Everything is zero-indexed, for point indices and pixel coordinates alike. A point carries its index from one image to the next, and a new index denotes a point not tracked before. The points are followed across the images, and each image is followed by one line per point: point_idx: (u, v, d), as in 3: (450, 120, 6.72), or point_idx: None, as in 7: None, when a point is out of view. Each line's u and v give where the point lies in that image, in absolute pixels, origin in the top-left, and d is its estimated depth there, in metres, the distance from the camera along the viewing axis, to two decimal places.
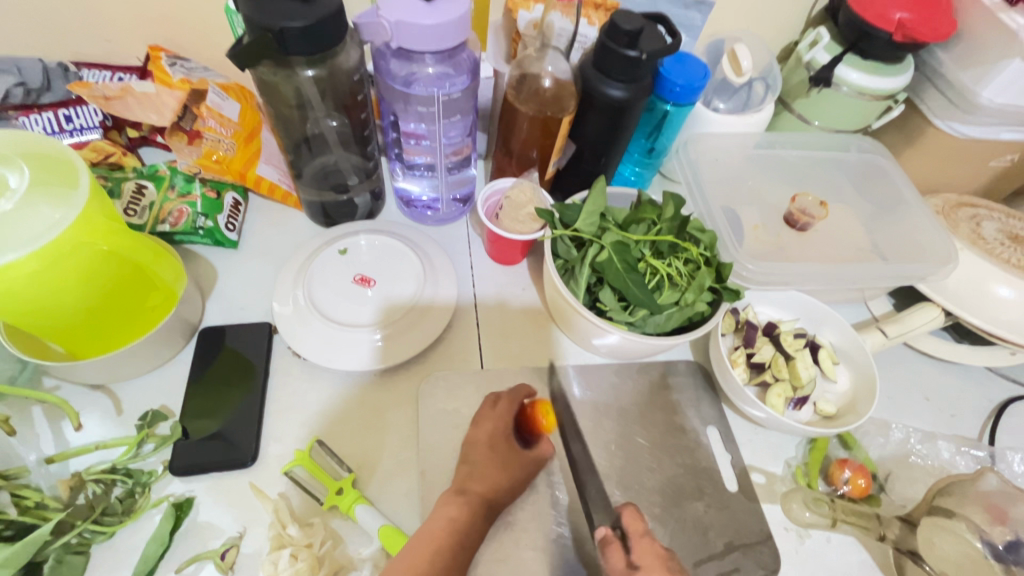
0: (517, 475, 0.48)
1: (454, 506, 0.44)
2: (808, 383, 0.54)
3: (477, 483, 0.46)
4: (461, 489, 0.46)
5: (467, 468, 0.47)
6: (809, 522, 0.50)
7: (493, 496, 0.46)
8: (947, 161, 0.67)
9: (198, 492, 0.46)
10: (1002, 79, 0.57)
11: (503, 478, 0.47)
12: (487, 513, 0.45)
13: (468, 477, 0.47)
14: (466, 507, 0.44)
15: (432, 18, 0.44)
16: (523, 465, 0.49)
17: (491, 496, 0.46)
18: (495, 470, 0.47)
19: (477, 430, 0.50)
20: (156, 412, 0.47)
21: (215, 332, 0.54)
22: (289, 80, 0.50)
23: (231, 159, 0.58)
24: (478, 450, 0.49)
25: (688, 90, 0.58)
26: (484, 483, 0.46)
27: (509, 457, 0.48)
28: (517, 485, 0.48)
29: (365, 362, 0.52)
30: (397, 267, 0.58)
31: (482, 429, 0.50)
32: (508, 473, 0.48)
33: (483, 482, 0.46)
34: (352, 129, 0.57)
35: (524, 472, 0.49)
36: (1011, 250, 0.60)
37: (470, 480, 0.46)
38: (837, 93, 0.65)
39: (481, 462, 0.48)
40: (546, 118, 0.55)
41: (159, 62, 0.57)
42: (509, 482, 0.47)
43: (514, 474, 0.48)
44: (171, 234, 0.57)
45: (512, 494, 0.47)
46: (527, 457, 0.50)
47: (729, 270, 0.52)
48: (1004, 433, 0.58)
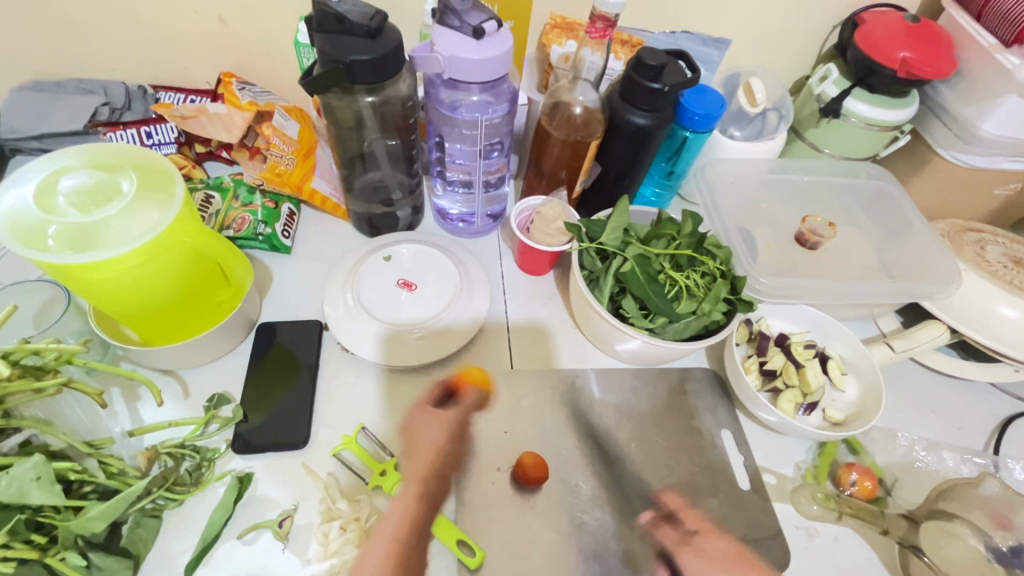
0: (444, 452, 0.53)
1: (409, 488, 0.50)
2: (817, 390, 0.57)
3: (413, 464, 0.52)
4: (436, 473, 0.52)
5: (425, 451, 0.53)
6: (817, 515, 0.53)
7: (429, 474, 0.51)
8: (952, 188, 0.72)
9: (257, 468, 0.50)
10: (1001, 113, 0.62)
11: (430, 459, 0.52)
12: (439, 493, 0.51)
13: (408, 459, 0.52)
14: (410, 489, 0.50)
15: (481, 54, 0.50)
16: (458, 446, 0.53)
17: (431, 475, 0.51)
18: (422, 449, 0.53)
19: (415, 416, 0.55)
20: (221, 395, 0.52)
21: (271, 328, 0.59)
22: (350, 104, 0.56)
23: (290, 174, 0.65)
24: (414, 435, 0.54)
25: (706, 119, 0.63)
26: (413, 463, 0.52)
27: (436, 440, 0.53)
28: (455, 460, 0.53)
29: (406, 358, 0.57)
30: (436, 274, 0.64)
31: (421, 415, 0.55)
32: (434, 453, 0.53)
33: (411, 461, 0.52)
34: (402, 149, 0.63)
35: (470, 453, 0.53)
36: (1013, 272, 0.64)
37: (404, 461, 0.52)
38: (846, 124, 0.70)
39: (411, 443, 0.53)
40: (574, 143, 0.61)
41: (231, 87, 0.65)
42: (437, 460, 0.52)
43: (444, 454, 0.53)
44: (234, 239, 0.63)
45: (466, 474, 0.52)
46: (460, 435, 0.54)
47: (743, 282, 0.56)
48: (1010, 446, 0.60)
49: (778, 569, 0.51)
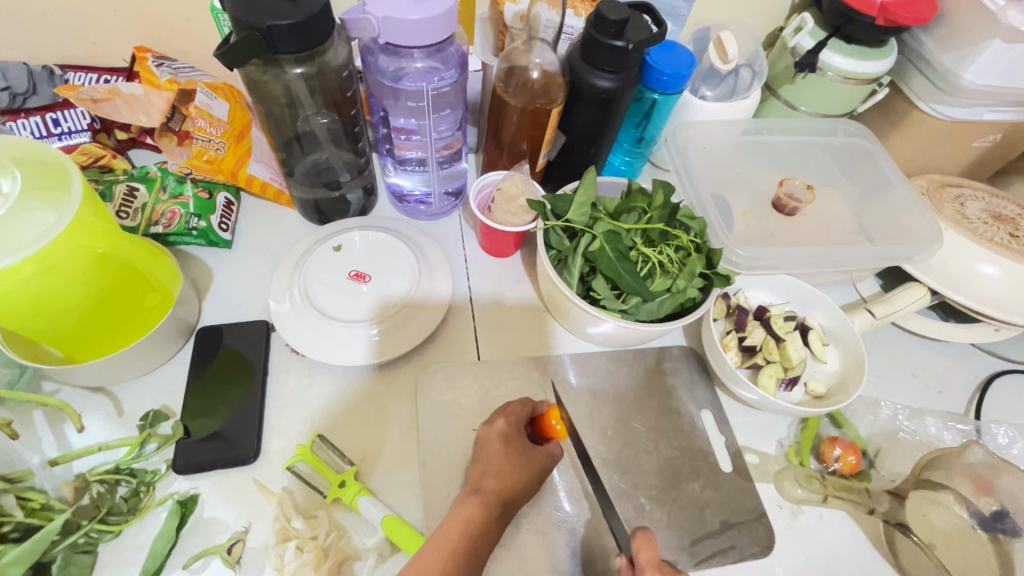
0: (537, 468, 0.47)
1: (469, 507, 0.43)
2: (799, 364, 0.55)
3: (492, 481, 0.45)
4: (475, 489, 0.45)
5: (480, 466, 0.46)
6: (801, 498, 0.51)
7: (509, 493, 0.45)
8: (932, 142, 0.68)
9: (202, 488, 0.46)
10: (983, 60, 0.58)
11: (521, 476, 0.46)
12: (503, 512, 0.44)
13: (485, 476, 0.45)
14: (482, 509, 0.43)
15: (419, 13, 0.44)
16: (540, 460, 0.47)
17: (507, 493, 0.45)
18: (512, 467, 0.46)
19: (487, 429, 0.48)
20: (157, 412, 0.48)
21: (213, 331, 0.54)
22: (278, 78, 0.49)
23: (222, 159, 0.58)
24: (491, 449, 0.47)
25: (675, 79, 0.58)
26: (499, 481, 0.45)
27: (528, 455, 0.47)
28: (536, 474, 0.47)
29: (363, 357, 0.53)
30: (393, 262, 0.59)
31: (493, 428, 0.48)
32: (527, 468, 0.46)
33: (500, 480, 0.45)
34: (343, 126, 0.57)
35: (541, 468, 0.47)
36: (994, 229, 0.62)
37: (485, 478, 0.45)
38: (822, 79, 0.66)
39: (495, 459, 0.46)
40: (536, 110, 0.55)
41: (145, 62, 0.56)
42: (527, 476, 0.46)
43: (533, 470, 0.47)
44: (165, 236, 0.57)
45: (528, 490, 0.46)
46: (543, 451, 0.48)
47: (719, 255, 0.53)
48: (990, 407, 0.59)
49: (762, 552, 0.49)
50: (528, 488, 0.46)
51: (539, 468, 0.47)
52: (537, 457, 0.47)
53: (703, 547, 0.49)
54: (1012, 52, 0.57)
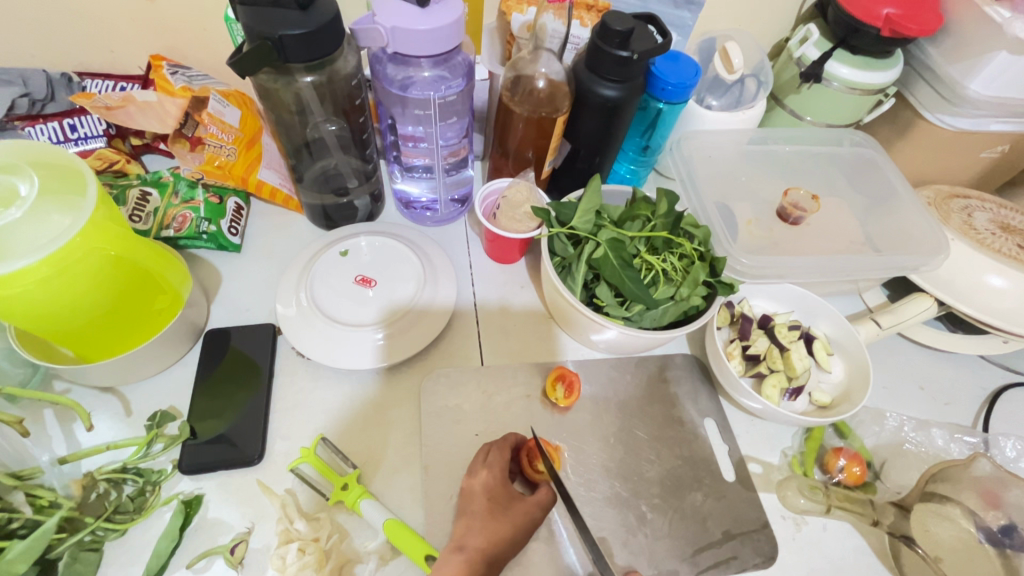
0: (522, 522, 0.46)
1: (451, 566, 0.42)
2: (803, 374, 0.55)
3: (476, 538, 0.44)
4: (458, 546, 0.44)
5: (464, 522, 0.45)
6: (804, 509, 0.51)
7: (493, 551, 0.44)
8: (939, 153, 0.68)
9: (207, 489, 0.47)
10: (990, 71, 0.58)
11: (505, 532, 0.44)
12: (487, 573, 0.43)
13: (468, 534, 0.44)
14: (465, 567, 0.42)
15: (427, 24, 0.45)
16: (525, 514, 0.46)
17: (492, 551, 0.43)
18: (495, 523, 0.45)
19: (470, 481, 0.47)
20: (164, 412, 0.49)
21: (221, 334, 0.55)
22: (288, 86, 0.50)
23: (233, 165, 0.59)
24: (475, 504, 0.46)
25: (680, 88, 0.59)
26: (483, 537, 0.44)
27: (511, 509, 0.46)
28: (521, 530, 0.45)
29: (367, 361, 0.53)
30: (397, 271, 0.59)
31: (476, 480, 0.47)
32: (513, 523, 0.45)
33: (483, 537, 0.44)
34: (351, 133, 0.58)
35: (527, 521, 0.46)
36: (1002, 240, 0.61)
37: (469, 535, 0.44)
38: (827, 89, 0.66)
39: (479, 515, 0.45)
40: (541, 119, 0.56)
41: (160, 71, 0.58)
42: (513, 532, 0.45)
43: (518, 526, 0.45)
44: (175, 239, 0.58)
45: (514, 547, 0.45)
46: (529, 502, 0.47)
47: (723, 264, 0.53)
48: (998, 419, 0.58)
49: (764, 562, 0.49)
50: (514, 545, 0.45)
51: (524, 522, 0.46)
52: (525, 507, 0.46)
53: (706, 556, 0.49)
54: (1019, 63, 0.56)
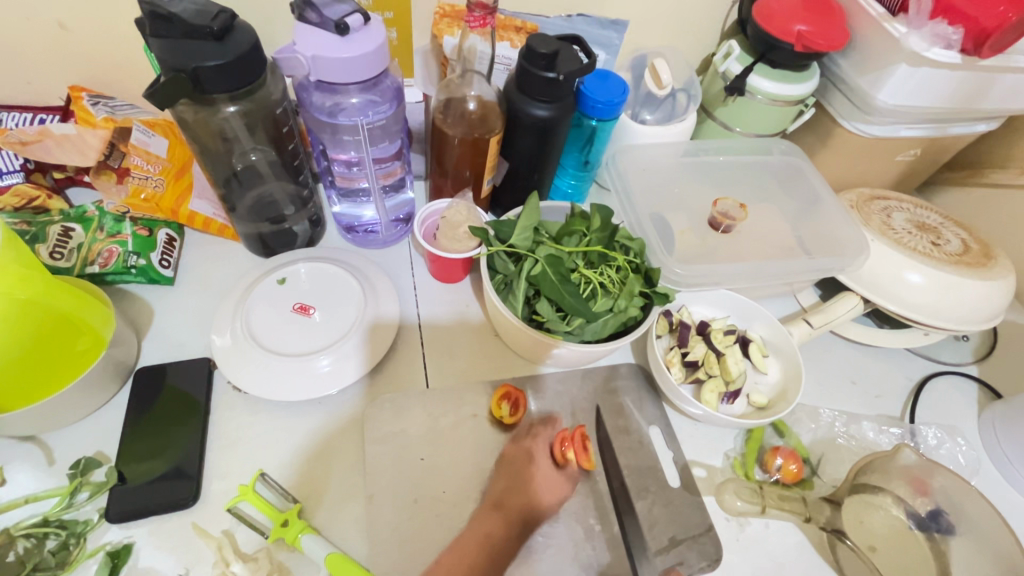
0: (560, 488, 0.51)
1: (492, 522, 0.49)
2: (739, 377, 0.57)
3: (514, 498, 0.50)
4: (497, 505, 0.50)
5: (505, 484, 0.51)
6: (742, 510, 0.52)
7: (530, 510, 0.50)
8: (858, 158, 0.72)
9: (137, 537, 0.45)
10: (895, 82, 0.61)
11: (546, 494, 0.51)
12: (524, 529, 0.49)
13: (508, 493, 0.51)
14: (503, 524, 0.49)
15: (348, 52, 0.45)
16: (559, 483, 0.52)
17: (527, 509, 0.50)
18: (533, 484, 0.51)
19: (517, 447, 0.53)
20: (88, 459, 0.47)
21: (153, 371, 0.53)
22: (213, 116, 0.49)
23: (161, 197, 0.58)
24: (518, 467, 0.52)
25: (609, 106, 0.60)
26: (521, 498, 0.50)
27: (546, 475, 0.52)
28: (558, 495, 0.51)
29: (308, 390, 0.52)
30: (339, 297, 0.59)
31: (523, 446, 0.53)
32: (546, 490, 0.51)
33: (522, 496, 0.51)
34: (282, 160, 0.57)
35: (560, 490, 0.51)
36: (918, 238, 0.65)
37: (507, 495, 0.50)
38: (752, 101, 0.69)
39: (522, 476, 0.52)
40: (475, 139, 0.56)
41: (80, 102, 0.56)
42: (548, 499, 0.51)
43: (551, 491, 0.51)
44: (102, 275, 0.56)
45: (551, 511, 0.50)
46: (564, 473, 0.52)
47: (657, 274, 0.55)
48: (924, 408, 0.62)
49: (710, 565, 0.50)
50: (552, 505, 0.51)
51: (558, 489, 0.51)
52: (560, 478, 0.52)
53: (654, 564, 0.49)
54: (919, 74, 0.60)
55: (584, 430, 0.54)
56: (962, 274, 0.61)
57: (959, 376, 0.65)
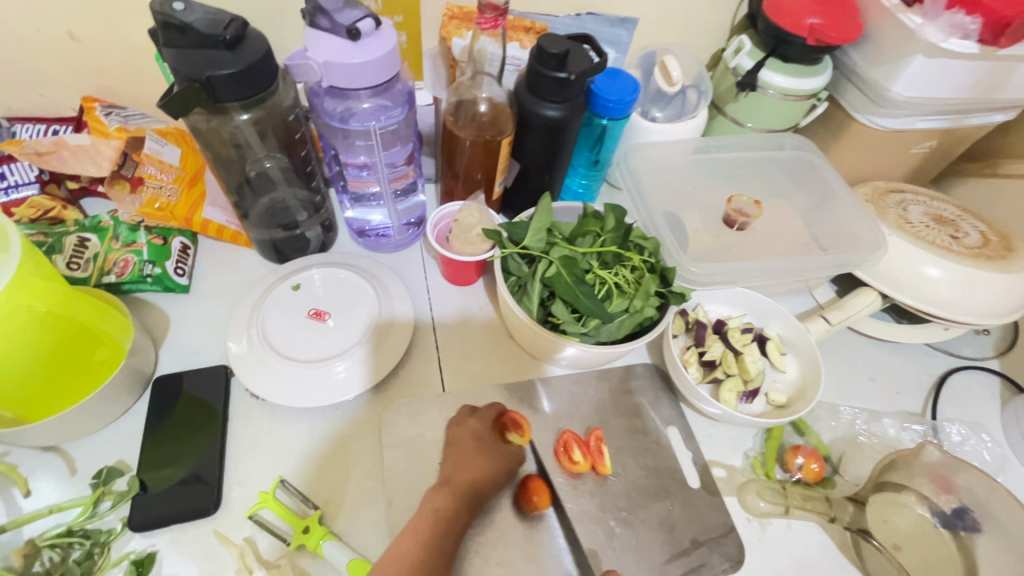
0: (502, 464, 0.50)
1: (440, 497, 0.46)
2: (758, 376, 0.56)
3: (460, 473, 0.48)
4: (445, 480, 0.48)
5: (451, 460, 0.50)
6: (765, 511, 0.52)
7: (477, 484, 0.48)
8: (873, 152, 0.71)
9: (159, 546, 0.45)
10: (910, 73, 0.60)
11: (486, 468, 0.49)
12: (472, 501, 0.47)
13: (455, 470, 0.49)
14: (452, 498, 0.47)
15: (359, 57, 0.45)
16: (507, 459, 0.51)
17: (475, 485, 0.48)
18: (479, 459, 0.49)
19: (458, 428, 0.52)
20: (111, 468, 0.47)
21: (172, 380, 0.53)
22: (225, 124, 0.49)
23: (174, 206, 0.58)
24: (463, 444, 0.51)
25: (620, 105, 0.60)
26: (466, 472, 0.48)
27: (494, 453, 0.51)
28: (503, 473, 0.50)
29: (325, 397, 0.52)
30: (353, 302, 0.59)
31: (465, 427, 0.52)
32: (494, 463, 0.50)
33: (469, 470, 0.49)
34: (294, 166, 0.57)
35: (509, 466, 0.51)
36: (935, 231, 0.64)
37: (455, 471, 0.49)
38: (763, 96, 0.68)
39: (466, 453, 0.50)
40: (486, 142, 0.56)
41: (93, 113, 0.57)
42: (494, 471, 0.49)
43: (499, 467, 0.50)
44: (118, 285, 0.56)
45: (498, 485, 0.49)
46: (508, 452, 0.52)
47: (673, 273, 0.54)
48: (946, 404, 0.61)
49: (732, 567, 0.49)
50: (495, 481, 0.49)
51: (506, 466, 0.51)
52: (505, 454, 0.51)
53: (675, 565, 0.49)
54: (935, 65, 0.59)
55: (599, 431, 0.55)
56: (982, 267, 0.60)
57: (980, 371, 0.64)
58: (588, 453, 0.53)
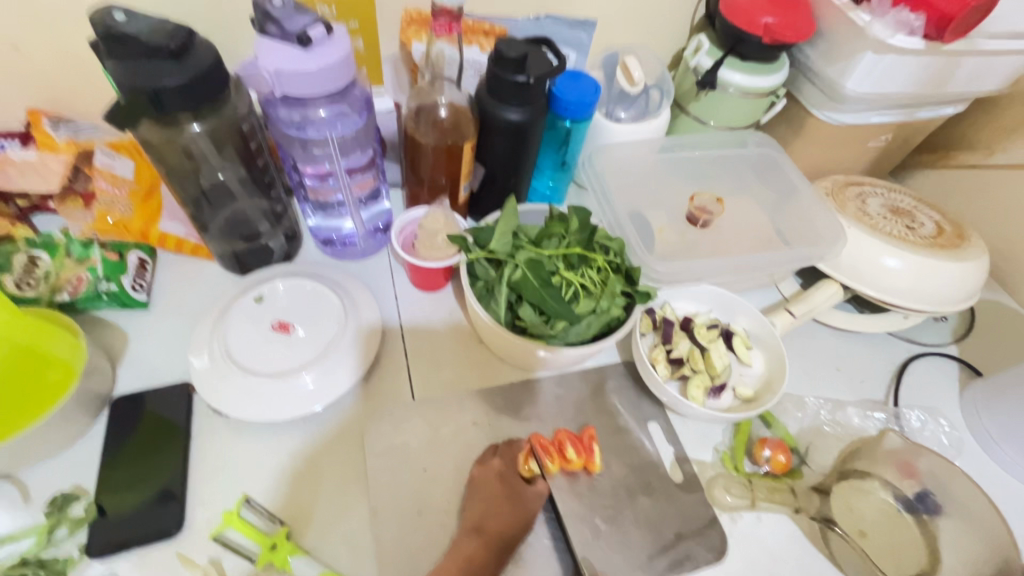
0: (529, 508, 0.50)
1: (471, 546, 0.47)
2: (724, 371, 0.58)
3: (492, 521, 0.48)
4: (476, 528, 0.48)
5: (479, 507, 0.49)
6: (732, 505, 0.53)
7: (508, 532, 0.48)
8: (832, 146, 0.73)
9: (121, 571, 0.44)
10: (862, 70, 0.61)
11: (516, 514, 0.49)
12: (504, 550, 0.47)
13: (485, 516, 0.48)
14: (484, 548, 0.47)
15: (313, 64, 0.44)
16: (532, 500, 0.51)
17: (505, 532, 0.48)
18: (509, 507, 0.49)
19: (483, 469, 0.51)
20: (66, 494, 0.46)
21: (131, 399, 0.52)
22: (177, 136, 0.48)
23: (128, 220, 0.58)
24: (491, 489, 0.50)
25: (581, 105, 0.60)
26: (497, 520, 0.48)
27: (521, 496, 0.50)
28: (531, 513, 0.50)
29: (290, 410, 0.52)
30: (320, 313, 0.58)
31: (490, 468, 0.51)
32: (522, 507, 0.50)
33: (500, 519, 0.48)
34: (252, 176, 0.56)
35: (535, 505, 0.51)
36: (893, 223, 0.66)
37: (485, 517, 0.48)
38: (725, 94, 0.69)
39: (494, 498, 0.49)
40: (448, 147, 0.56)
41: (41, 126, 0.56)
42: (523, 516, 0.50)
43: (527, 510, 0.50)
44: (73, 303, 0.55)
45: (526, 528, 0.50)
46: (534, 490, 0.51)
47: (638, 273, 0.55)
48: (908, 390, 0.63)
49: (717, 557, 0.50)
50: (524, 526, 0.50)
51: (534, 508, 0.51)
52: (532, 495, 0.51)
53: (656, 563, 0.49)
54: (885, 61, 0.60)
55: (592, 429, 0.53)
56: (938, 257, 0.62)
57: (940, 357, 0.65)
58: (582, 451, 0.52)
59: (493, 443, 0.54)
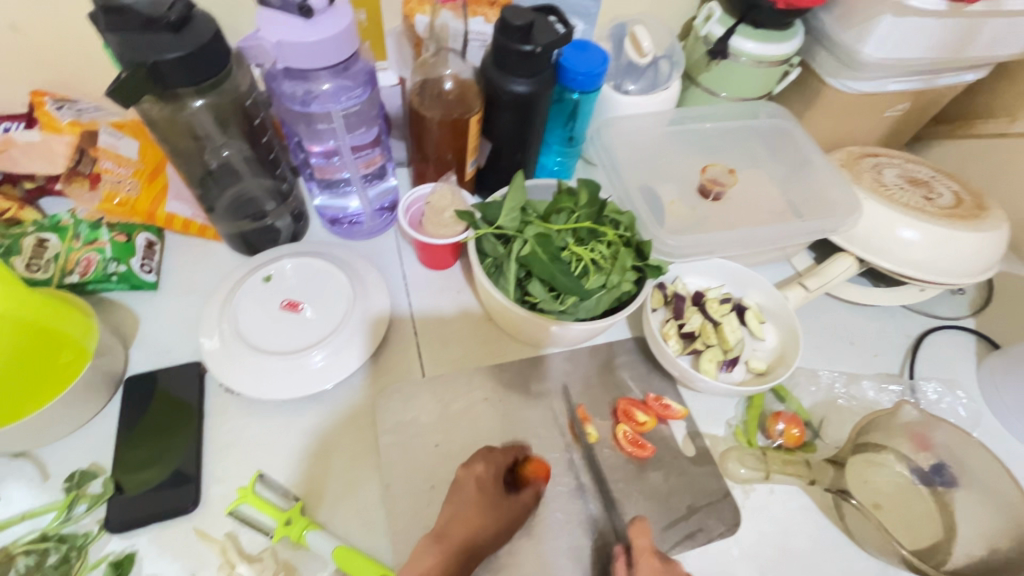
0: (508, 516, 0.47)
1: (428, 556, 0.43)
2: (737, 345, 0.57)
3: (456, 529, 0.45)
4: (437, 535, 0.45)
5: (449, 510, 0.46)
6: (745, 477, 0.52)
7: (471, 541, 0.44)
8: (847, 116, 0.71)
9: (139, 546, 0.45)
10: (881, 33, 0.59)
11: (485, 526, 0.45)
12: (468, 560, 0.44)
13: (450, 522, 0.45)
14: (444, 557, 0.43)
15: (314, 35, 0.43)
16: (512, 511, 0.47)
17: (470, 542, 0.44)
18: (479, 515, 0.45)
19: (464, 472, 0.48)
20: (84, 471, 0.46)
21: (143, 379, 0.52)
22: (180, 113, 0.48)
23: (135, 200, 0.56)
24: (465, 494, 0.46)
25: (590, 77, 0.59)
26: (463, 529, 0.44)
27: (497, 507, 0.46)
28: (502, 525, 0.46)
29: (301, 388, 0.52)
30: (327, 292, 0.57)
31: (471, 472, 0.48)
32: (496, 517, 0.46)
33: (464, 527, 0.44)
34: (257, 154, 0.56)
35: (513, 518, 0.47)
36: (910, 194, 0.64)
37: (450, 525, 0.45)
38: (736, 64, 0.67)
39: (467, 505, 0.46)
40: (454, 121, 0.55)
41: (44, 108, 0.54)
42: (494, 526, 0.45)
43: (500, 521, 0.46)
44: (82, 284, 0.55)
45: (495, 540, 0.46)
46: (516, 502, 0.47)
47: (649, 246, 0.53)
48: (924, 363, 0.62)
49: (728, 530, 0.50)
50: (493, 537, 0.45)
51: (512, 518, 0.47)
52: (511, 504, 0.47)
53: (667, 536, 0.49)
54: (904, 24, 0.58)
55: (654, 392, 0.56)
56: (956, 228, 0.61)
57: (956, 330, 0.64)
58: (650, 410, 0.55)
59: (487, 445, 0.50)
